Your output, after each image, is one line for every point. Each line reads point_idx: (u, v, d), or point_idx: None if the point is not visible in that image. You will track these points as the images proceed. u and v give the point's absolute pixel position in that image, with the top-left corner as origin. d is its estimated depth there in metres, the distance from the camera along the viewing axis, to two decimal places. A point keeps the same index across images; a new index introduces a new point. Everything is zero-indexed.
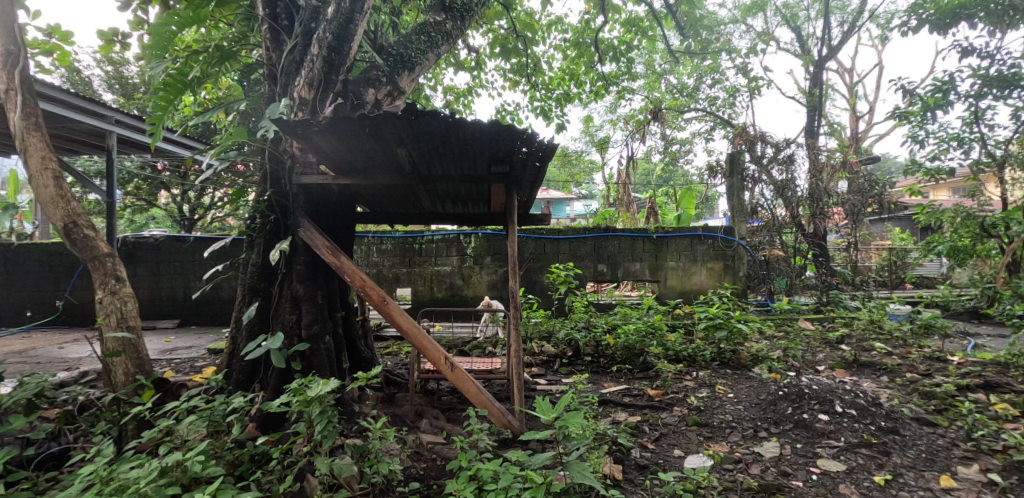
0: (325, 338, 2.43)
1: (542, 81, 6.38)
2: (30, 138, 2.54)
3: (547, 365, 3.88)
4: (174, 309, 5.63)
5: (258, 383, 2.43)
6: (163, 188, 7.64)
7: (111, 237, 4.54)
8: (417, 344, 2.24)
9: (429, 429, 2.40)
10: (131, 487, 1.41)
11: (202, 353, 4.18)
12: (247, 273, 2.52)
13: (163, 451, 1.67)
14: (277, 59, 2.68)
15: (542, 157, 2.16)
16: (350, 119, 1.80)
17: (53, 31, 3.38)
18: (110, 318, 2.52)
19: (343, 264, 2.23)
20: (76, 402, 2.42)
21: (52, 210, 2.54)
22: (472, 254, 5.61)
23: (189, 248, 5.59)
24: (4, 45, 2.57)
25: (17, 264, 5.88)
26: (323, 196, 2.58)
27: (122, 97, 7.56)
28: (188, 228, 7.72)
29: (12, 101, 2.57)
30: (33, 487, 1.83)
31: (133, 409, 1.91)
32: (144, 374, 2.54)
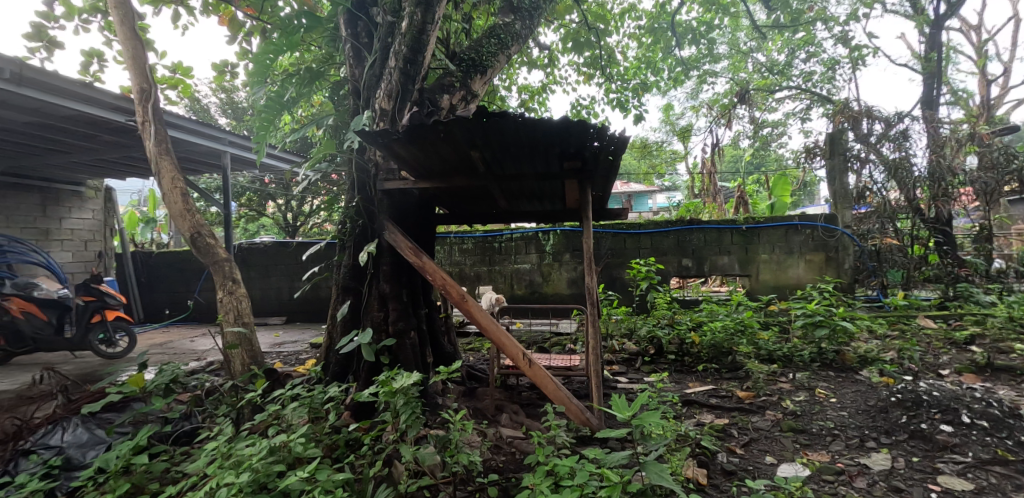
0: (410, 334, 2.57)
1: (617, 72, 6.23)
2: (162, 162, 2.97)
3: (628, 364, 3.78)
4: (282, 306, 6.24)
5: (351, 375, 2.62)
6: (270, 198, 8.49)
7: (229, 245, 5.12)
8: (496, 341, 2.29)
9: (509, 424, 2.46)
10: (246, 462, 1.60)
11: (306, 347, 4.60)
12: (340, 273, 2.71)
13: (272, 433, 1.87)
14: (361, 75, 2.90)
15: (615, 150, 2.11)
16: (425, 125, 1.89)
17: (176, 67, 3.90)
18: (229, 314, 2.87)
19: (425, 264, 2.35)
20: (204, 388, 2.78)
21: (182, 223, 2.94)
22: (551, 251, 5.62)
23: (292, 251, 6.18)
24: (140, 83, 3.02)
25: (158, 269, 6.85)
26: (404, 200, 2.72)
27: (235, 120, 8.53)
28: (293, 234, 8.52)
29: (147, 131, 3.01)
30: (172, 459, 2.14)
31: (248, 395, 2.16)
32: (256, 364, 2.86)
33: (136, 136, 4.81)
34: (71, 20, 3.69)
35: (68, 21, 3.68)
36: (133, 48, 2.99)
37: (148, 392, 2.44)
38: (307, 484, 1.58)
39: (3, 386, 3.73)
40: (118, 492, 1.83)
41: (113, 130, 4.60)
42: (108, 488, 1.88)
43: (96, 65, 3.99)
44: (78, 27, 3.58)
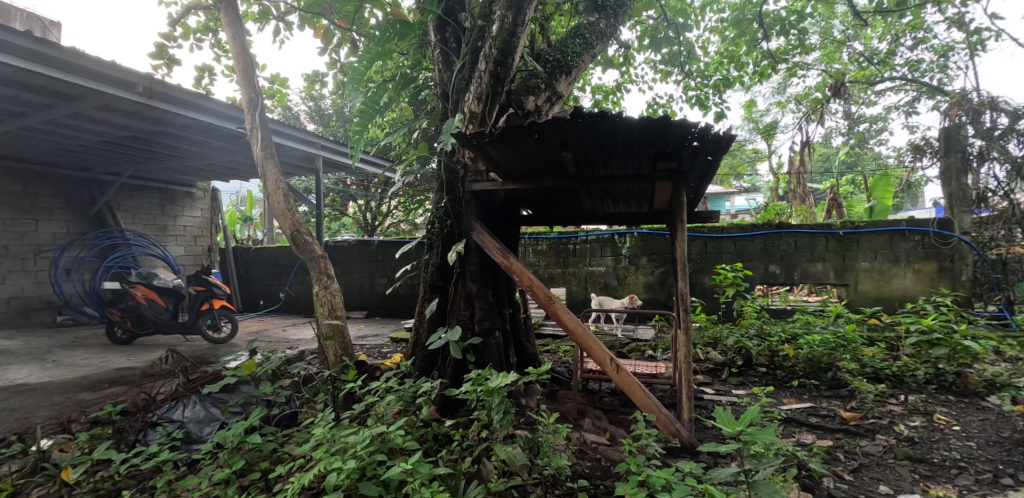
0: (495, 333, 2.61)
1: (698, 69, 5.96)
2: (268, 165, 3.22)
3: (714, 374, 3.57)
4: (363, 301, 6.57)
5: (436, 371, 2.70)
6: (352, 199, 8.98)
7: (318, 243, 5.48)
8: (583, 344, 2.26)
9: (593, 429, 2.41)
10: (350, 450, 1.70)
11: (387, 340, 4.81)
12: (428, 272, 2.80)
13: (370, 422, 1.97)
14: (449, 80, 2.99)
15: (715, 150, 2.01)
16: (520, 127, 1.90)
17: (275, 79, 4.23)
18: (325, 308, 3.05)
19: (512, 264, 2.37)
20: (302, 375, 2.98)
21: (284, 222, 3.18)
22: (627, 254, 5.49)
23: (374, 249, 6.50)
24: (248, 94, 3.30)
25: (255, 263, 7.46)
26: (491, 201, 2.75)
27: (322, 125, 9.11)
28: (372, 232, 8.95)
29: (254, 138, 3.28)
30: (278, 440, 2.31)
31: (346, 385, 2.28)
32: (348, 356, 3.02)
33: (241, 142, 5.26)
34: (189, 40, 4.11)
35: (186, 40, 4.11)
36: (244, 62, 3.27)
37: (256, 377, 2.63)
38: (407, 475, 1.64)
39: (132, 364, 4.21)
40: (234, 467, 2.00)
41: (221, 137, 5.08)
42: (225, 461, 2.06)
43: (207, 79, 4.41)
44: (193, 45, 3.97)
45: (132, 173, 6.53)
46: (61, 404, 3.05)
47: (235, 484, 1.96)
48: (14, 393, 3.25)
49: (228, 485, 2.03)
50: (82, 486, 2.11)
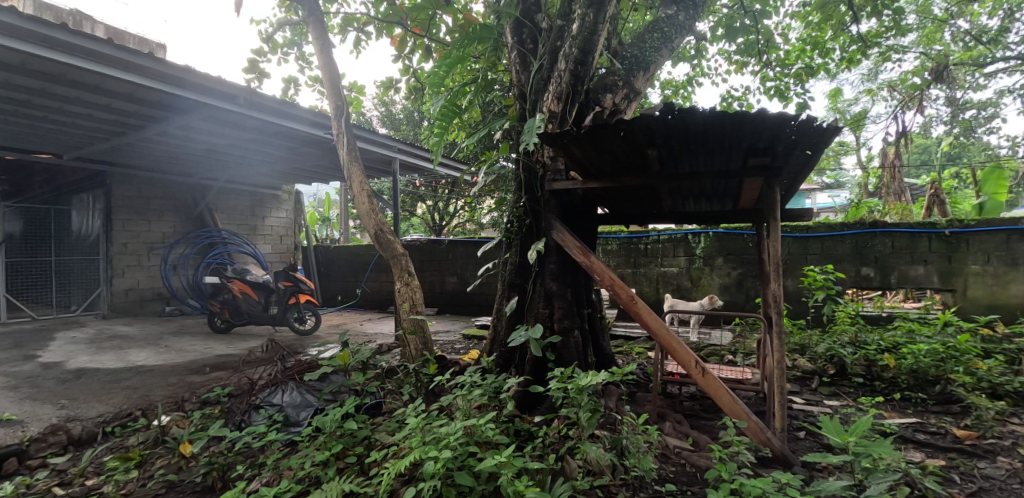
0: (573, 332, 2.65)
1: (777, 58, 5.62)
2: (354, 167, 3.42)
3: (802, 383, 3.37)
4: (433, 299, 6.81)
5: (514, 367, 2.78)
6: (421, 200, 9.32)
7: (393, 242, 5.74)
8: (666, 345, 2.22)
9: (674, 433, 2.35)
10: (445, 441, 1.83)
11: (459, 337, 4.96)
12: (506, 270, 2.89)
13: (458, 415, 2.07)
14: (527, 80, 3.03)
15: (814, 143, 1.91)
16: (606, 125, 1.90)
17: (353, 86, 4.48)
18: (406, 304, 3.18)
19: (593, 263, 2.38)
20: (387, 367, 3.15)
21: (368, 221, 3.36)
22: (701, 255, 5.30)
23: (444, 249, 6.71)
24: (335, 102, 3.52)
25: (334, 261, 7.94)
26: (569, 200, 2.78)
27: (394, 129, 9.52)
28: (440, 232, 9.25)
29: (340, 142, 3.50)
30: (368, 427, 2.45)
31: (432, 378, 2.39)
32: (429, 350, 3.15)
33: (324, 147, 5.62)
34: (277, 54, 4.44)
35: (275, 54, 4.44)
36: (330, 72, 3.49)
37: (349, 367, 2.82)
38: (498, 468, 1.71)
39: (232, 351, 4.63)
40: (332, 450, 2.16)
41: (306, 142, 5.44)
42: (324, 445, 2.22)
43: (293, 89, 4.75)
44: (281, 58, 4.27)
45: (228, 177, 7.16)
46: (178, 385, 3.41)
47: (333, 465, 2.11)
48: (139, 373, 3.68)
49: (327, 466, 2.19)
50: (198, 457, 2.34)
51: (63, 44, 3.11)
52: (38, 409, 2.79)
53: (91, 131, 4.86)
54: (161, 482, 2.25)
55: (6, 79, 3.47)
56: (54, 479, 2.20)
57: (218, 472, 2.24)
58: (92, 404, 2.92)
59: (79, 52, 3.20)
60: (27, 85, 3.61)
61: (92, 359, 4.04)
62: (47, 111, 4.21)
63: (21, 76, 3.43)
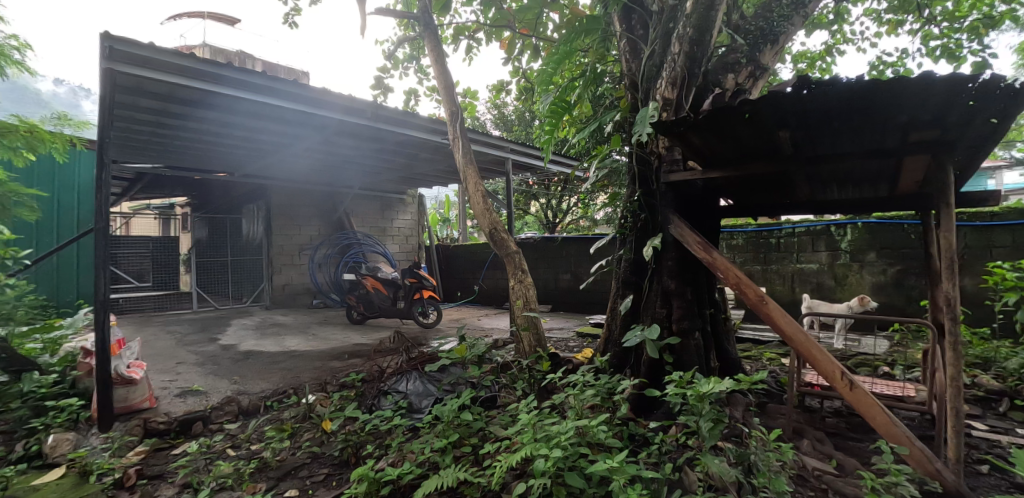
0: (694, 335, 2.49)
1: (948, 10, 4.67)
2: (468, 170, 3.55)
3: (988, 405, 2.76)
4: (547, 296, 6.86)
5: (629, 368, 2.71)
6: (534, 199, 9.47)
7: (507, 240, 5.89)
8: (803, 352, 1.96)
9: (813, 453, 2.07)
10: (555, 439, 1.83)
11: (572, 335, 4.93)
12: (621, 268, 2.82)
13: (570, 415, 2.06)
14: (638, 68, 2.89)
15: (1003, 110, 1.55)
16: (729, 108, 1.74)
17: (467, 92, 4.66)
18: (520, 301, 3.24)
19: (716, 260, 2.21)
20: (502, 362, 3.23)
21: (483, 221, 3.46)
22: (847, 250, 4.63)
23: (557, 246, 6.73)
24: (450, 108, 3.69)
25: (454, 259, 8.41)
26: (689, 193, 2.60)
27: (505, 131, 9.80)
28: (552, 230, 9.32)
29: (456, 147, 3.65)
30: (483, 419, 2.54)
31: (545, 375, 2.40)
32: (542, 347, 3.17)
33: (442, 152, 5.96)
34: (399, 69, 4.79)
35: (397, 69, 4.79)
36: (445, 80, 3.67)
37: (466, 360, 2.95)
38: (609, 473, 1.66)
39: (366, 341, 5.12)
40: (449, 439, 2.27)
41: (425, 149, 5.82)
42: (442, 433, 2.34)
43: (414, 100, 5.10)
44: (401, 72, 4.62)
45: (361, 184, 7.94)
46: (324, 369, 3.87)
47: (450, 453, 2.22)
48: (293, 357, 4.24)
49: (444, 453, 2.30)
50: (336, 434, 2.61)
51: (230, 81, 3.62)
52: (218, 383, 3.35)
53: (253, 150, 5.70)
54: (307, 453, 2.54)
55: (190, 111, 4.18)
56: (228, 442, 2.62)
57: (352, 449, 2.48)
58: (257, 381, 3.43)
59: (241, 85, 3.70)
60: (204, 116, 4.33)
61: (258, 343, 4.77)
62: (221, 136, 5.02)
63: (199, 108, 4.10)
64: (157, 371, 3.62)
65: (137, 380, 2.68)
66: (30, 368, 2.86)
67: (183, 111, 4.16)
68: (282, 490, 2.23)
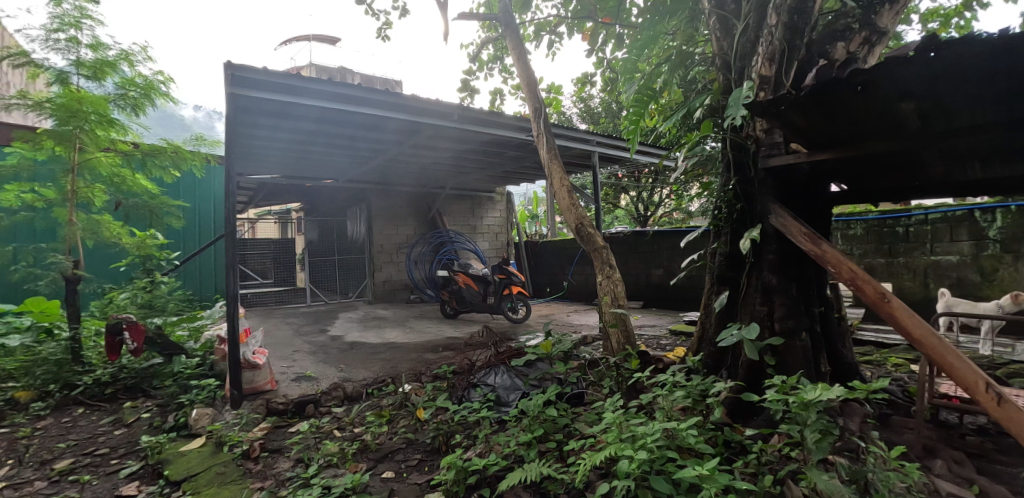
0: (801, 335, 2.26)
1: None
2: (553, 165, 3.52)
3: None
4: (638, 292, 6.64)
5: (725, 370, 2.53)
6: (623, 192, 9.20)
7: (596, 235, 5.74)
8: (937, 359, 1.69)
9: (949, 476, 1.78)
10: (641, 440, 1.77)
11: (664, 333, 4.73)
12: (716, 262, 2.64)
13: (658, 416, 1.98)
14: (730, 46, 2.68)
15: None
16: (838, 82, 1.55)
17: (551, 87, 4.63)
18: (608, 297, 3.15)
19: (825, 253, 1.99)
20: (590, 359, 3.17)
21: (568, 216, 3.40)
22: (999, 239, 3.90)
23: (648, 240, 6.48)
24: (534, 104, 3.69)
25: (543, 255, 8.46)
26: (791, 179, 2.36)
27: (592, 124, 9.63)
28: (644, 224, 8.99)
29: (540, 143, 3.63)
30: (569, 415, 2.52)
31: (633, 374, 2.33)
32: (631, 345, 3.06)
33: (527, 149, 6.01)
34: (484, 70, 4.90)
35: (482, 71, 4.91)
36: (527, 76, 3.67)
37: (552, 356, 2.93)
38: (699, 480, 1.57)
39: (458, 335, 5.34)
40: (534, 433, 2.28)
41: (511, 147, 5.91)
42: (527, 427, 2.36)
43: (499, 100, 5.19)
44: (486, 73, 4.72)
45: (453, 184, 8.26)
46: (419, 360, 4.10)
47: (535, 448, 2.23)
48: (392, 349, 4.54)
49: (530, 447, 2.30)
50: (428, 422, 2.74)
51: (333, 95, 3.94)
52: (327, 370, 3.69)
53: (355, 157, 6.18)
54: (402, 438, 2.68)
55: (301, 125, 4.63)
56: (335, 423, 2.86)
57: (443, 437, 2.58)
58: (361, 370, 3.73)
59: (342, 98, 4.02)
60: (313, 128, 4.77)
61: (362, 335, 5.18)
62: (327, 146, 5.51)
63: (307, 122, 4.53)
64: (279, 358, 4.08)
65: (259, 365, 3.04)
66: (178, 352, 3.35)
67: (295, 125, 4.63)
68: (380, 471, 2.39)
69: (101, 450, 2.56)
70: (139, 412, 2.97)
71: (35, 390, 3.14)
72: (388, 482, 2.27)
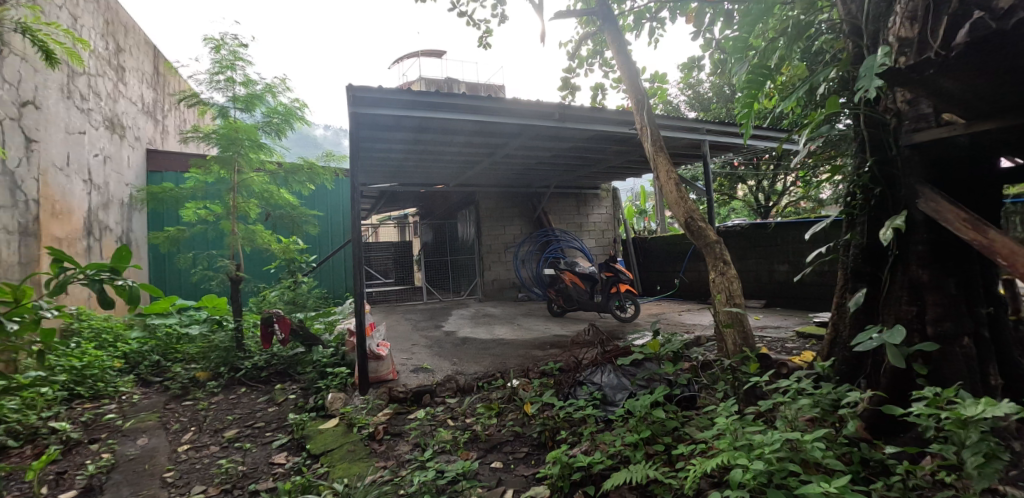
0: (963, 341, 1.91)
1: None
2: (658, 158, 3.36)
3: None
4: (759, 290, 6.08)
5: (864, 379, 2.23)
6: (740, 182, 8.50)
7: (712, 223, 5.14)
8: None
9: None
10: (759, 450, 1.64)
11: (791, 335, 4.28)
12: (850, 256, 2.33)
13: (780, 425, 1.81)
14: (861, 9, 2.35)
15: None
16: (1006, 33, 1.28)
17: (655, 77, 4.32)
18: (722, 295, 2.92)
19: (993, 242, 1.66)
20: (703, 361, 2.98)
21: (677, 210, 3.20)
22: None
23: (770, 233, 5.92)
24: (636, 97, 3.56)
25: (652, 251, 8.15)
26: (947, 156, 2.00)
27: (702, 111, 9.04)
28: (765, 216, 8.22)
29: (645, 135, 3.47)
30: (679, 418, 2.40)
31: (751, 378, 2.16)
32: (750, 347, 2.81)
33: (631, 142, 5.83)
34: (584, 67, 4.86)
35: (581, 67, 4.87)
36: (628, 68, 3.54)
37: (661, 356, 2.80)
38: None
39: (565, 333, 5.36)
40: (641, 434, 2.20)
41: (614, 141, 5.78)
42: (634, 427, 2.30)
43: (601, 95, 5.09)
44: (586, 69, 4.67)
45: (557, 183, 8.29)
46: (526, 357, 4.19)
47: (642, 449, 2.16)
48: (500, 345, 4.71)
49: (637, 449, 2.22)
50: (535, 417, 2.79)
51: (439, 106, 4.17)
52: (442, 363, 3.94)
53: (464, 162, 6.50)
54: (510, 431, 2.76)
55: (414, 136, 4.99)
56: (448, 413, 3.05)
57: (550, 433, 2.60)
58: (472, 364, 3.92)
59: (448, 107, 4.24)
60: (424, 138, 5.12)
61: (474, 331, 5.44)
62: (438, 153, 5.87)
63: (419, 132, 4.87)
64: (400, 350, 4.46)
65: (382, 356, 3.36)
66: (316, 342, 3.87)
67: (409, 136, 5.00)
68: (489, 461, 2.49)
69: (258, 424, 3.03)
70: (287, 393, 3.46)
71: (210, 371, 3.80)
72: (496, 472, 2.36)
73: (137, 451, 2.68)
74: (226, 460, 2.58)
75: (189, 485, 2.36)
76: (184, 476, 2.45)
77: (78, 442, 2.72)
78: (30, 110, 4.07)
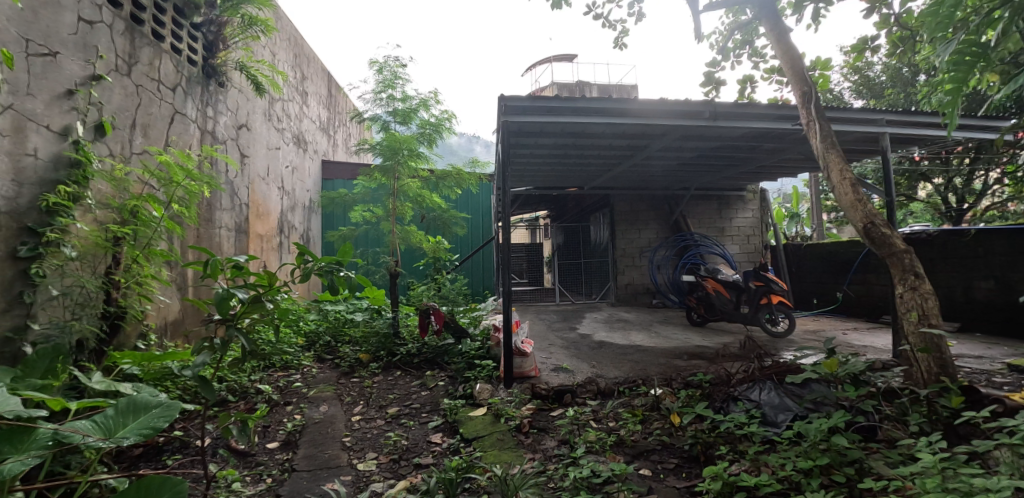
0: None
1: None
2: (830, 155, 2.98)
3: None
4: (953, 310, 5.09)
5: None
6: (923, 180, 7.18)
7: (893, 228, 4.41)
8: None
9: None
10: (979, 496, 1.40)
11: (1001, 366, 3.52)
12: None
13: (1006, 472, 1.52)
14: None
15: None
16: None
17: (818, 64, 3.86)
18: (912, 314, 2.51)
19: None
20: (890, 388, 2.59)
21: (853, 215, 2.81)
22: None
23: (970, 242, 4.92)
24: (802, 90, 3.21)
25: (808, 260, 7.31)
26: None
27: (872, 99, 7.82)
28: (958, 220, 6.84)
29: (811, 131, 3.11)
30: (862, 448, 2.13)
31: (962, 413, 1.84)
32: (950, 377, 2.40)
33: (786, 139, 5.27)
34: (732, 59, 4.52)
35: (728, 60, 4.55)
36: (790, 56, 3.20)
37: (838, 378, 2.55)
38: None
39: (706, 343, 5.05)
40: (816, 462, 2.00)
41: (765, 138, 5.28)
42: (806, 453, 2.09)
43: (750, 87, 4.70)
44: (735, 62, 4.35)
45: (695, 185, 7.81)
46: (668, 365, 4.03)
47: (817, 477, 1.96)
48: (638, 351, 4.60)
49: (811, 477, 2.02)
50: (684, 428, 2.69)
51: (585, 109, 4.18)
52: (580, 365, 3.97)
53: (599, 165, 6.47)
54: (658, 440, 2.68)
55: (554, 140, 5.11)
56: (591, 414, 3.06)
57: (702, 446, 2.48)
58: (611, 368, 3.89)
59: (591, 111, 4.24)
60: (565, 142, 5.20)
61: (608, 335, 5.40)
62: (576, 156, 5.93)
63: (560, 137, 4.96)
64: (538, 348, 4.61)
65: (527, 353, 3.54)
66: (465, 335, 4.17)
67: (549, 141, 5.13)
68: (636, 466, 2.46)
69: (415, 404, 3.37)
70: (437, 379, 3.78)
71: (372, 353, 4.31)
72: (646, 479, 2.33)
73: (321, 416, 3.16)
74: (392, 433, 2.93)
75: (364, 450, 2.73)
76: (359, 442, 2.84)
77: (278, 403, 3.29)
78: (244, 131, 5.03)
